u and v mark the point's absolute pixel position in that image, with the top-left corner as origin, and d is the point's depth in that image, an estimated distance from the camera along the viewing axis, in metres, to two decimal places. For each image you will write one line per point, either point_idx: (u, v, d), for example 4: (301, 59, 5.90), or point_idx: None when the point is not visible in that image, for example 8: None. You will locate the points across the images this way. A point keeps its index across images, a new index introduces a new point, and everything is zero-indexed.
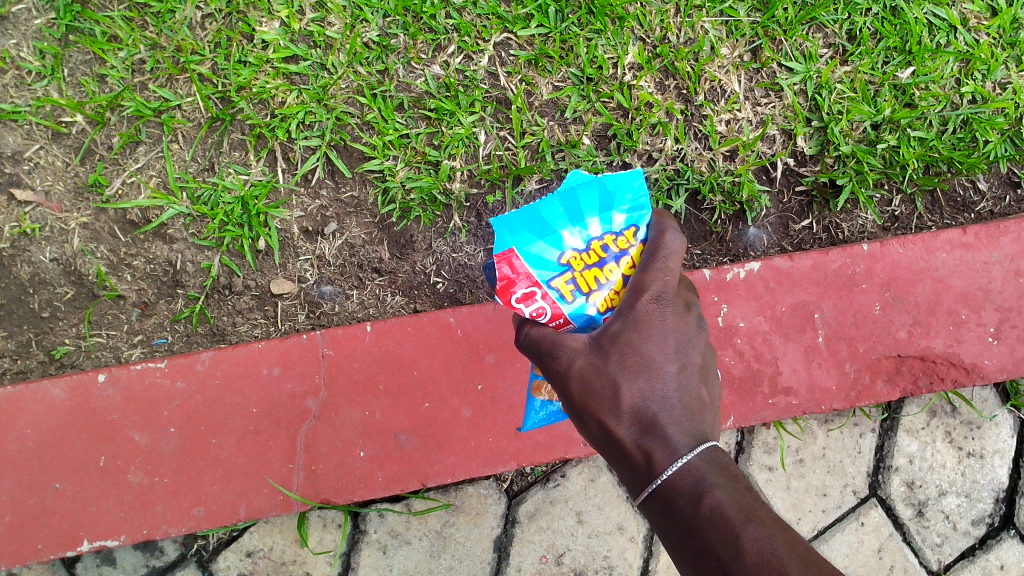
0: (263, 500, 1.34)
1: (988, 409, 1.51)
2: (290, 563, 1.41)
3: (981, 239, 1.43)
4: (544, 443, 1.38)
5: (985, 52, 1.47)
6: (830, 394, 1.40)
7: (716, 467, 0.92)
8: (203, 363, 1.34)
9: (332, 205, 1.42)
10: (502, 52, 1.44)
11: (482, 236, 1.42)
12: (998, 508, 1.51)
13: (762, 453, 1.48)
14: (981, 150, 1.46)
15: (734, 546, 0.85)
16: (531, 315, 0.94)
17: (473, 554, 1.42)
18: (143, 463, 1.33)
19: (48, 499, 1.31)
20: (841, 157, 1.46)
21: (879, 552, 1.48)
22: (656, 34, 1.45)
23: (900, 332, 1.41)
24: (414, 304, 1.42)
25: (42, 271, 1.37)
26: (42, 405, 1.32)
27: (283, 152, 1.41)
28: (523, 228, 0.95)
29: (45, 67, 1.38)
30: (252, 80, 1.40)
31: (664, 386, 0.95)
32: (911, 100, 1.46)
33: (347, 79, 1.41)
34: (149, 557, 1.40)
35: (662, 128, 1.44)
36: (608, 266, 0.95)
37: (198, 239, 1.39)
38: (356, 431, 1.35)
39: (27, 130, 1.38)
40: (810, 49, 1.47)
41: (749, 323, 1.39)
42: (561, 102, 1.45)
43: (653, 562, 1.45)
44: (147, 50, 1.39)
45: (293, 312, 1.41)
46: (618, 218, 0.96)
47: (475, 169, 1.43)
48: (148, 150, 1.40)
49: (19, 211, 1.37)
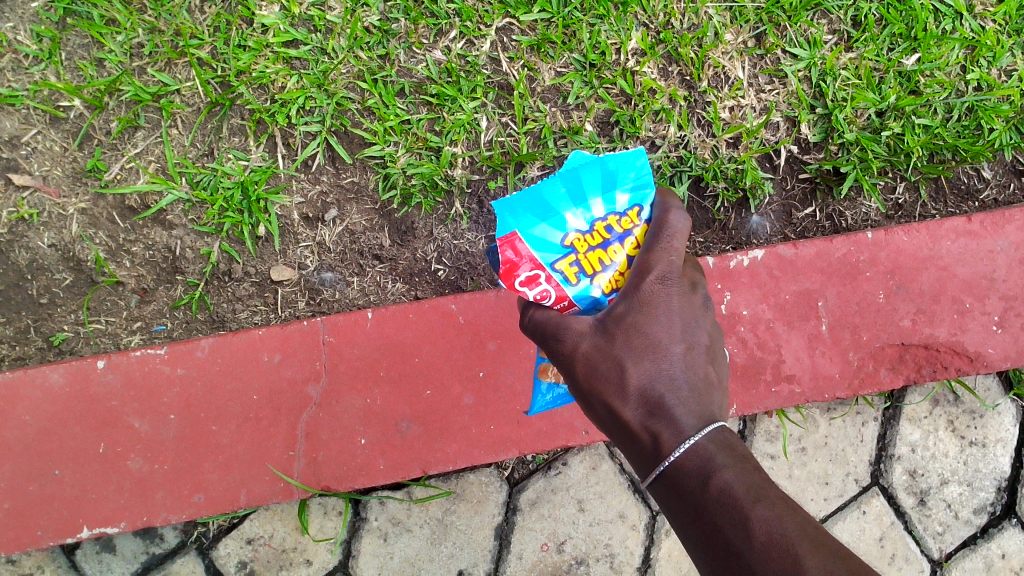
0: (264, 487, 1.33)
1: (991, 398, 1.51)
2: (292, 550, 1.40)
3: (986, 227, 1.43)
4: (546, 430, 1.37)
5: (991, 39, 1.46)
6: (833, 381, 1.40)
7: (724, 448, 0.91)
8: (203, 349, 1.33)
9: (333, 191, 1.41)
10: (504, 37, 1.43)
11: (483, 223, 1.41)
12: (1000, 497, 1.51)
13: (764, 441, 1.47)
14: (986, 137, 1.45)
15: (744, 527, 0.83)
16: (535, 298, 0.93)
17: (475, 541, 1.42)
18: (143, 450, 1.32)
19: (47, 486, 1.31)
20: (845, 145, 1.45)
21: (881, 540, 1.48)
22: (660, 19, 1.44)
23: (903, 320, 1.41)
24: (415, 291, 1.41)
25: (40, 257, 1.36)
26: (40, 391, 1.31)
27: (283, 137, 1.40)
28: (525, 210, 0.94)
29: (42, 51, 1.36)
30: (252, 64, 1.38)
31: (671, 366, 0.95)
32: (916, 87, 1.45)
33: (347, 64, 1.40)
34: (149, 545, 1.40)
35: (665, 114, 1.43)
36: (612, 247, 0.94)
37: (198, 225, 1.38)
38: (357, 418, 1.34)
39: (25, 115, 1.36)
40: (814, 35, 1.45)
41: (753, 311, 1.39)
42: (563, 87, 1.44)
43: (655, 550, 1.45)
44: (146, 34, 1.38)
45: (293, 299, 1.40)
46: (621, 197, 0.96)
47: (477, 156, 1.41)
48: (147, 135, 1.39)
49: (17, 196, 1.35)
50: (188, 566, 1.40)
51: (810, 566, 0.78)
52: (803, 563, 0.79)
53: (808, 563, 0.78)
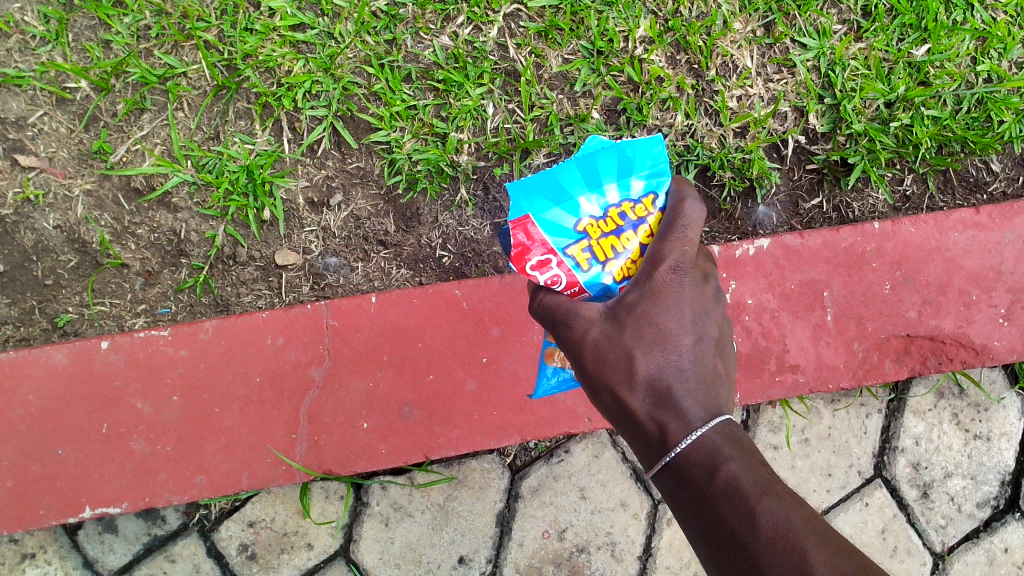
0: (267, 470, 1.33)
1: (996, 392, 1.50)
2: (293, 533, 1.41)
3: (994, 219, 1.42)
4: (549, 416, 1.37)
5: (1002, 30, 1.45)
6: (838, 372, 1.39)
7: (730, 440, 0.91)
8: (207, 331, 1.34)
9: (338, 176, 1.41)
10: (512, 23, 1.42)
11: (488, 209, 1.41)
12: (1003, 490, 1.50)
13: (768, 432, 1.47)
14: (996, 130, 1.44)
15: (750, 519, 0.83)
16: (546, 283, 0.92)
17: (476, 528, 1.42)
18: (146, 431, 1.32)
19: (49, 465, 1.31)
20: (853, 135, 1.44)
21: (883, 532, 1.48)
22: (668, 7, 1.43)
23: (909, 311, 1.40)
24: (419, 277, 1.41)
25: (45, 238, 1.36)
26: (44, 371, 1.32)
27: (288, 121, 1.40)
28: (539, 194, 0.93)
29: (49, 32, 1.36)
30: (259, 48, 1.38)
31: (680, 358, 0.94)
32: (925, 78, 1.44)
33: (354, 49, 1.39)
34: (151, 526, 1.40)
35: (672, 102, 1.42)
36: (625, 234, 0.94)
37: (203, 208, 1.38)
38: (361, 402, 1.34)
39: (30, 95, 1.36)
40: (824, 24, 1.45)
41: (758, 300, 1.38)
42: (570, 75, 1.43)
43: (657, 539, 1.45)
44: (153, 16, 1.38)
45: (297, 284, 1.40)
46: (636, 184, 0.95)
47: (483, 142, 1.41)
48: (153, 118, 1.38)
49: (23, 176, 1.35)
50: (190, 549, 1.40)
51: (816, 559, 0.79)
52: (811, 557, 0.79)
53: (815, 558, 0.79)
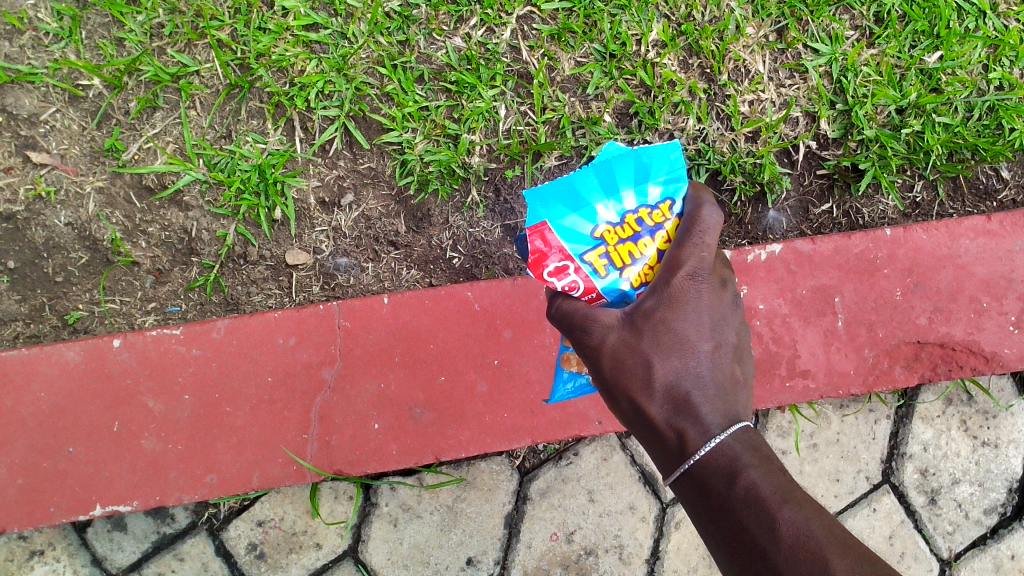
0: (277, 470, 1.33)
1: (1005, 399, 1.50)
2: (301, 533, 1.41)
3: (1005, 226, 1.42)
4: (560, 420, 1.37)
5: (1014, 38, 1.45)
6: (849, 378, 1.39)
7: (750, 447, 0.91)
8: (219, 331, 1.34)
9: (349, 176, 1.41)
10: (525, 25, 1.42)
11: (498, 211, 1.41)
12: (1010, 498, 1.50)
13: (777, 436, 1.47)
14: (1007, 137, 1.44)
15: (771, 527, 0.84)
16: (563, 289, 0.93)
17: (484, 529, 1.42)
18: (157, 429, 1.32)
19: (60, 463, 1.31)
20: (864, 141, 1.44)
21: (890, 538, 1.48)
22: (681, 11, 1.43)
23: (920, 318, 1.40)
24: (429, 278, 1.41)
25: (56, 235, 1.36)
26: (55, 367, 1.32)
27: (300, 121, 1.40)
28: (556, 200, 0.93)
29: (62, 29, 1.36)
30: (272, 47, 1.38)
31: (698, 364, 0.94)
32: (938, 85, 1.44)
33: (367, 49, 1.39)
34: (160, 524, 1.40)
35: (684, 106, 1.42)
36: (643, 240, 0.93)
37: (214, 207, 1.38)
38: (372, 403, 1.34)
39: (43, 92, 1.36)
40: (836, 30, 1.45)
41: (770, 305, 1.38)
42: (583, 77, 1.43)
43: (664, 543, 1.45)
44: (166, 14, 1.38)
45: (307, 284, 1.40)
46: (653, 190, 0.94)
47: (495, 144, 1.41)
48: (165, 116, 1.38)
49: (35, 173, 1.35)
50: (198, 547, 1.40)
51: (837, 567, 0.79)
52: (832, 565, 0.79)
53: (836, 566, 0.79)
